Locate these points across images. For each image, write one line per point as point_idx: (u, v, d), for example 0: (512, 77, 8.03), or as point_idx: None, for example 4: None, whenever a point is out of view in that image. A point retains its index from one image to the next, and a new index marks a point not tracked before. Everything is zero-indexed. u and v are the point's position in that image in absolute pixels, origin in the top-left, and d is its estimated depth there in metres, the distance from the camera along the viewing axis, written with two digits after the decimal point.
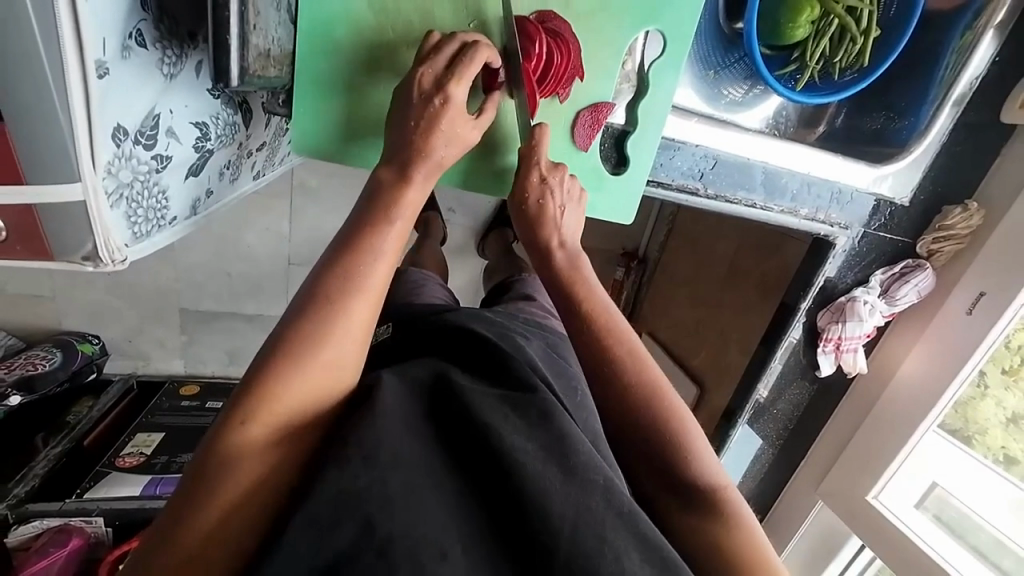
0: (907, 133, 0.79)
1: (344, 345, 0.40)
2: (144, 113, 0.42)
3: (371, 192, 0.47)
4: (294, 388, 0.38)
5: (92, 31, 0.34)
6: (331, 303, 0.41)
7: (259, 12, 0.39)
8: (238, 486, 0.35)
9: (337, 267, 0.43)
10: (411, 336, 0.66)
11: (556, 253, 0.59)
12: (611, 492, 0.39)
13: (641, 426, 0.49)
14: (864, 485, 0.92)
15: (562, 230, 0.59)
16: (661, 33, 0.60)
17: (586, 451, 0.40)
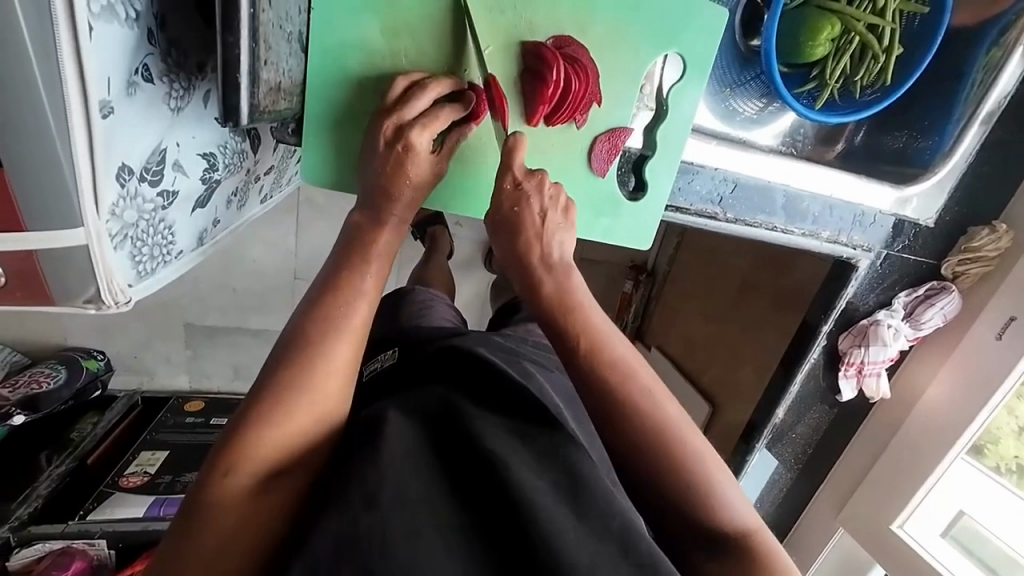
0: (931, 154, 0.77)
1: (328, 381, 0.46)
2: (150, 148, 0.40)
3: (348, 236, 0.51)
4: (286, 424, 0.43)
5: (97, 71, 0.32)
6: (315, 346, 0.46)
7: (270, 46, 0.38)
8: (234, 512, 0.41)
9: (316, 312, 0.47)
10: (414, 363, 0.64)
11: (539, 272, 0.53)
12: (629, 532, 0.40)
13: (655, 466, 0.47)
14: (890, 512, 0.89)
15: (542, 238, 0.53)
16: (681, 57, 0.59)
17: (597, 488, 0.42)
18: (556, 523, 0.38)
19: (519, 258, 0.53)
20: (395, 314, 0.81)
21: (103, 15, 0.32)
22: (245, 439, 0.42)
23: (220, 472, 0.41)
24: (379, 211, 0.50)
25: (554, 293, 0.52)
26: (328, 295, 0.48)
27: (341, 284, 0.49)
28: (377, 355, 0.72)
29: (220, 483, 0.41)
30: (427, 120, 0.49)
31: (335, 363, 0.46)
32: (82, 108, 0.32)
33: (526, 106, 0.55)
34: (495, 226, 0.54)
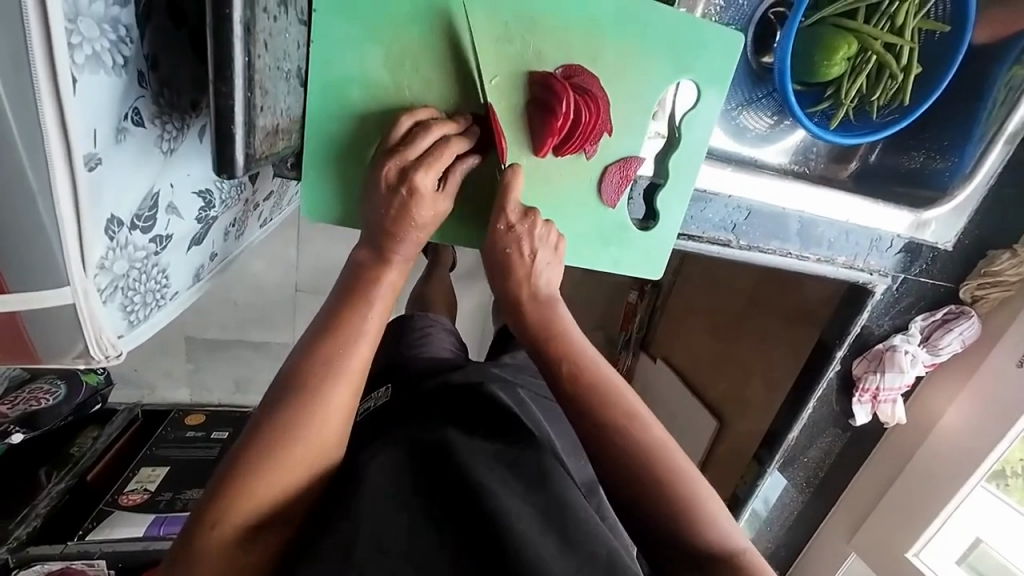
0: (950, 175, 0.75)
1: (325, 425, 0.44)
2: (141, 195, 0.38)
3: (351, 272, 0.49)
4: (282, 468, 0.42)
5: (83, 125, 0.31)
6: (313, 387, 0.44)
7: (266, 91, 0.36)
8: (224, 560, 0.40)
9: (317, 351, 0.46)
10: (413, 396, 0.62)
11: (528, 302, 0.51)
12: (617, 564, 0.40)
13: (655, 514, 0.44)
14: (907, 539, 0.87)
15: (531, 278, 0.51)
16: (696, 83, 0.57)
17: (593, 532, 0.42)
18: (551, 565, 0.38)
19: (507, 295, 0.52)
20: (397, 341, 0.80)
21: (88, 65, 0.31)
22: (239, 484, 0.41)
23: (211, 518, 0.40)
24: (381, 247, 0.49)
25: (540, 326, 0.50)
26: (327, 334, 0.47)
27: (341, 322, 0.47)
28: (375, 389, 0.70)
29: (212, 528, 0.40)
30: (430, 163, 0.48)
31: (333, 406, 0.45)
32: (66, 165, 0.30)
33: (534, 138, 0.53)
34: (487, 266, 0.52)
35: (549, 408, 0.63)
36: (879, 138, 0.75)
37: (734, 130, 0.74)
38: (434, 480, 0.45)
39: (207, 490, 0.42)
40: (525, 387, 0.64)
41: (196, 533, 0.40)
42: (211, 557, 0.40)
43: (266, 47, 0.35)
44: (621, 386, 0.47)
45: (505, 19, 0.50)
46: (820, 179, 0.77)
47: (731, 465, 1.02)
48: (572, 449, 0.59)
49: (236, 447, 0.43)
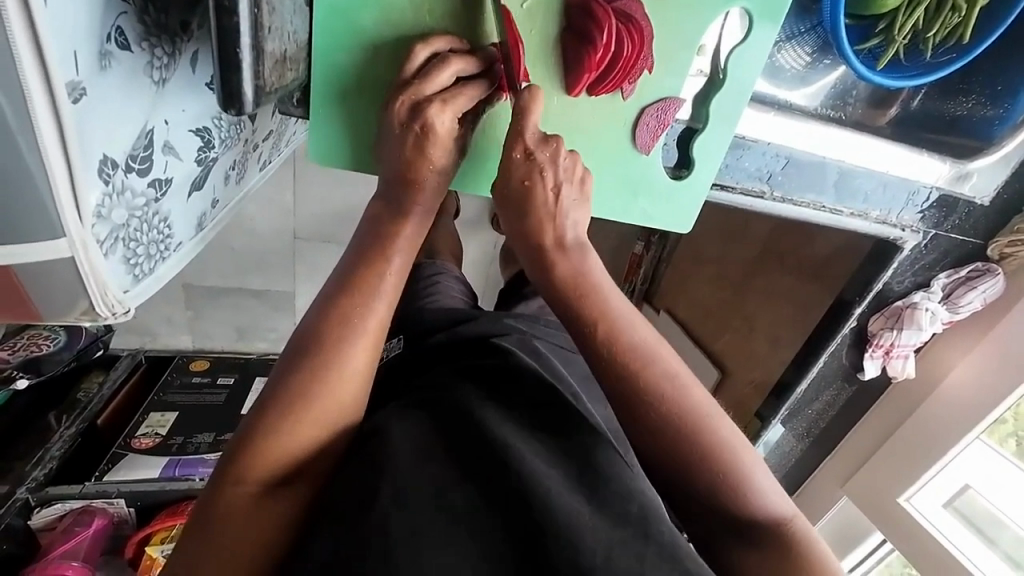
0: (998, 125, 0.70)
1: (342, 389, 0.42)
2: (134, 132, 0.34)
3: (368, 228, 0.46)
4: (301, 429, 0.41)
5: (59, 46, 0.26)
6: (331, 348, 0.42)
7: (273, 7, 0.31)
8: (244, 523, 0.39)
9: (335, 309, 0.43)
10: (430, 350, 0.60)
11: (556, 256, 0.47)
12: (648, 520, 0.39)
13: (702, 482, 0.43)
14: (898, 487, 0.91)
15: (556, 219, 0.47)
16: (746, 13, 0.51)
17: (621, 481, 0.40)
18: (571, 515, 0.37)
19: (532, 248, 0.47)
20: (410, 293, 0.77)
21: None
22: (259, 445, 0.40)
23: (233, 477, 0.39)
24: (395, 192, 0.46)
25: (570, 278, 0.47)
26: (342, 294, 0.44)
27: (359, 281, 0.44)
28: (385, 340, 0.69)
29: (231, 486, 0.39)
30: (441, 102, 0.43)
31: (349, 367, 0.43)
32: (47, 95, 0.26)
33: (564, 74, 0.48)
34: (501, 200, 0.47)
35: (571, 358, 0.61)
36: (927, 82, 0.69)
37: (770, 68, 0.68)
38: (455, 437, 0.43)
39: (223, 454, 0.41)
40: (544, 336, 0.62)
41: (217, 489, 0.39)
42: (233, 513, 0.39)
43: None
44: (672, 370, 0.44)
45: None
46: (860, 126, 0.72)
47: (734, 416, 1.03)
48: (600, 398, 0.57)
49: (251, 410, 0.41)
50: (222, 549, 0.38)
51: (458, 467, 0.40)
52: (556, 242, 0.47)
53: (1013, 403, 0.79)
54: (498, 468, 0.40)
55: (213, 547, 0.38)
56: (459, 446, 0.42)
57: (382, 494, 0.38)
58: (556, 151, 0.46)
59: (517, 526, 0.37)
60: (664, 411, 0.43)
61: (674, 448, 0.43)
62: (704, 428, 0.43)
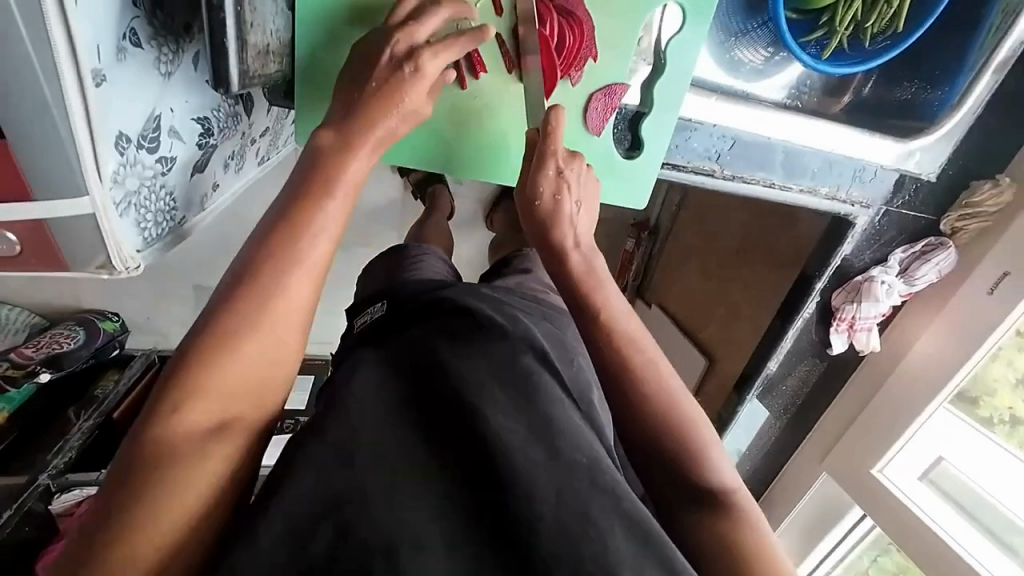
0: (939, 106, 0.75)
1: (277, 324, 0.40)
2: (145, 115, 0.40)
3: (311, 158, 0.43)
4: (231, 367, 0.38)
5: (86, 40, 0.33)
6: (262, 281, 0.39)
7: (255, 8, 0.38)
8: (165, 470, 0.35)
9: (267, 241, 0.40)
10: (401, 320, 0.63)
11: (569, 252, 0.55)
12: (595, 469, 0.43)
13: (674, 467, 0.49)
14: (872, 459, 0.94)
15: (573, 225, 0.55)
16: (681, 8, 0.57)
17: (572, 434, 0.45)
18: (531, 473, 0.41)
19: (550, 242, 0.55)
20: (395, 269, 0.81)
21: None
22: (193, 373, 0.37)
23: (160, 420, 0.37)
24: (350, 132, 0.44)
25: (568, 269, 0.54)
26: (275, 227, 0.41)
27: (297, 209, 0.41)
28: (369, 305, 0.74)
29: (165, 415, 0.36)
30: (411, 29, 0.46)
31: (284, 302, 0.40)
32: (75, 80, 0.32)
33: (518, 65, 0.55)
34: (529, 210, 0.54)
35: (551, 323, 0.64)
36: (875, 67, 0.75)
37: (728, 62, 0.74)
38: (432, 398, 0.47)
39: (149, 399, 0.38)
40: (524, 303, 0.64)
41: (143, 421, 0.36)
42: (169, 445, 0.36)
43: None
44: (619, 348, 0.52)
45: None
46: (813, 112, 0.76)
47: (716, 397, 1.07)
48: (569, 352, 0.59)
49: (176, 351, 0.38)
50: (151, 486, 0.35)
51: (437, 425, 0.45)
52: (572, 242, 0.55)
53: (971, 372, 0.83)
54: (468, 426, 0.45)
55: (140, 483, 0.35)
56: (434, 406, 0.47)
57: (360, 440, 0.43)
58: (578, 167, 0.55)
59: (484, 474, 0.42)
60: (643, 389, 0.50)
61: (650, 434, 0.50)
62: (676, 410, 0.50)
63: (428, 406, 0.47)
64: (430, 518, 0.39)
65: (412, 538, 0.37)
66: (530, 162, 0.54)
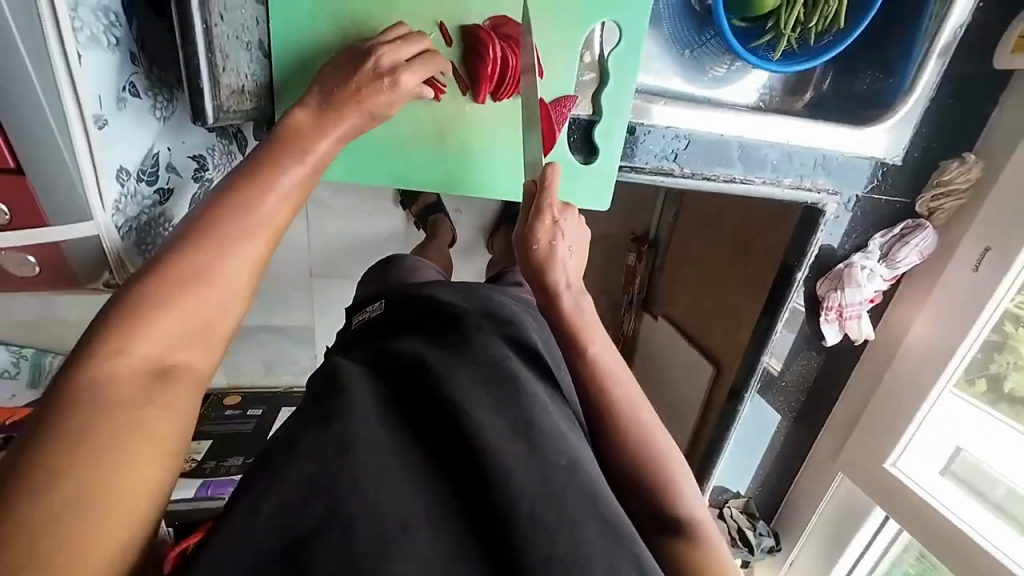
0: (894, 91, 0.76)
1: (231, 273, 0.39)
2: (143, 153, 0.48)
3: (274, 142, 0.46)
4: (182, 308, 0.37)
5: (89, 91, 0.40)
6: (219, 233, 0.40)
7: (226, 56, 0.48)
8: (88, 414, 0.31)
9: (224, 201, 0.41)
10: (388, 325, 0.61)
11: (562, 293, 0.58)
12: (574, 469, 0.42)
13: (647, 494, 0.50)
14: (884, 451, 0.90)
15: (567, 271, 0.59)
16: (616, 25, 0.62)
17: (552, 433, 0.44)
18: (511, 472, 0.40)
19: (544, 283, 0.58)
20: (380, 272, 0.77)
21: (89, 44, 0.40)
22: (142, 315, 0.35)
23: (88, 361, 0.33)
24: (327, 118, 0.49)
25: (557, 298, 0.58)
26: (231, 188, 0.42)
27: (252, 178, 0.43)
28: (369, 304, 0.69)
29: (106, 355, 0.34)
30: (398, 44, 0.53)
31: (240, 257, 0.40)
32: (80, 123, 0.40)
33: (471, 87, 0.61)
34: (525, 254, 0.58)
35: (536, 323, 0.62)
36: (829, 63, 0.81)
37: (691, 72, 0.81)
38: (415, 400, 0.46)
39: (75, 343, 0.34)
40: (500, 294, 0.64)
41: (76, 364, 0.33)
42: (108, 384, 0.33)
43: (222, 17, 0.46)
44: (603, 357, 0.56)
45: None
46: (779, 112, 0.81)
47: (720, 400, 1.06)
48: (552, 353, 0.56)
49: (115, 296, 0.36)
50: (86, 420, 0.31)
51: (417, 428, 0.44)
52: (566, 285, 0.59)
53: (969, 352, 0.81)
54: (449, 425, 0.43)
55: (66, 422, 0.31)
56: (417, 407, 0.45)
57: (355, 430, 0.41)
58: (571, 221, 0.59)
59: (460, 472, 0.41)
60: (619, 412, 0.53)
61: (627, 457, 0.51)
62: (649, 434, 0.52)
63: (411, 407, 0.45)
64: (413, 501, 0.38)
65: (384, 529, 0.36)
66: (527, 212, 0.58)
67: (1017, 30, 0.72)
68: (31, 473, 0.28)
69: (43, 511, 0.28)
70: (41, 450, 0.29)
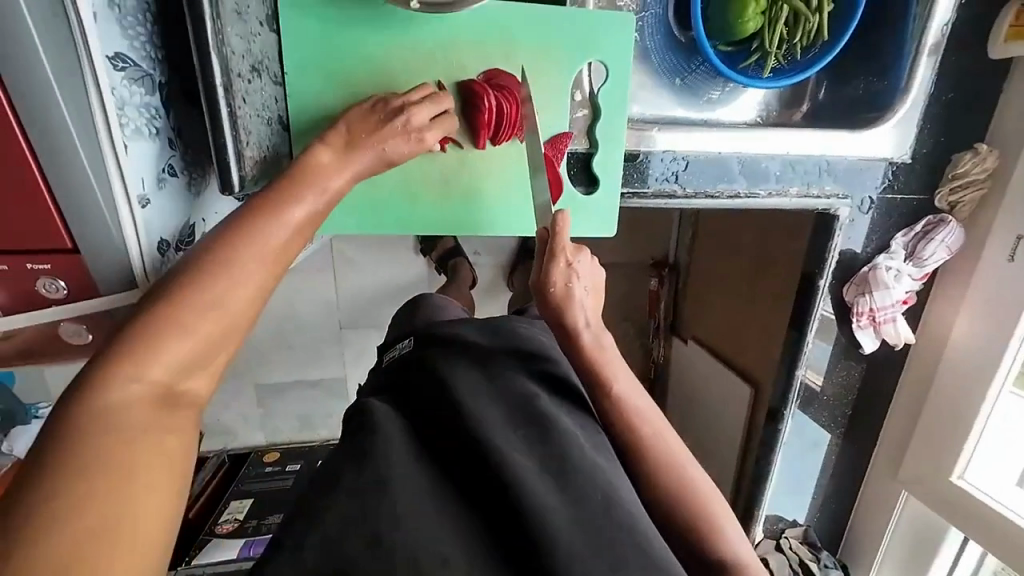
0: (890, 92, 0.77)
1: (230, 297, 0.42)
2: (181, 225, 0.53)
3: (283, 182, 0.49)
4: (184, 337, 0.40)
5: (133, 176, 0.45)
6: (220, 264, 0.43)
7: (250, 131, 0.55)
8: (99, 451, 0.34)
9: (227, 236, 0.44)
10: (410, 356, 0.59)
11: (581, 332, 0.56)
12: (612, 503, 0.43)
13: (687, 535, 0.51)
14: (948, 463, 0.84)
15: (584, 313, 0.56)
16: (603, 64, 0.66)
17: (586, 467, 0.45)
18: (551, 516, 0.41)
19: (562, 323, 0.56)
20: (410, 312, 0.77)
21: (133, 135, 0.46)
22: (147, 347, 0.38)
23: (92, 393, 0.36)
24: (349, 156, 0.53)
25: (574, 341, 0.56)
26: (237, 219, 0.45)
27: (262, 207, 0.47)
28: (399, 342, 0.67)
29: (116, 386, 0.36)
30: (422, 105, 0.56)
31: (240, 286, 0.43)
32: (126, 204, 0.45)
33: (472, 134, 0.65)
34: (541, 298, 0.56)
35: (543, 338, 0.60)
36: (822, 73, 0.83)
37: (685, 99, 0.84)
38: (449, 445, 0.46)
39: (85, 370, 0.37)
40: (523, 319, 0.62)
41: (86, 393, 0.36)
42: (116, 415, 0.36)
43: (245, 100, 0.54)
44: (631, 395, 0.55)
45: (429, 45, 0.61)
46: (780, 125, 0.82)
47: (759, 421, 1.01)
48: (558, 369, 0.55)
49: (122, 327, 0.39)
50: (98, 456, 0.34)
51: (455, 474, 0.44)
52: (587, 324, 0.56)
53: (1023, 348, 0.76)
54: (486, 469, 0.43)
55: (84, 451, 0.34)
56: (452, 453, 0.46)
57: (393, 478, 0.42)
58: (585, 262, 0.57)
59: (501, 515, 0.42)
60: (652, 456, 0.53)
61: (669, 501, 0.52)
62: (683, 474, 0.52)
63: (446, 454, 0.46)
64: (450, 538, 0.40)
65: (423, 562, 0.37)
66: (541, 258, 0.56)
67: (1008, 20, 0.72)
68: (50, 506, 0.31)
69: (62, 543, 0.30)
70: (50, 488, 0.32)
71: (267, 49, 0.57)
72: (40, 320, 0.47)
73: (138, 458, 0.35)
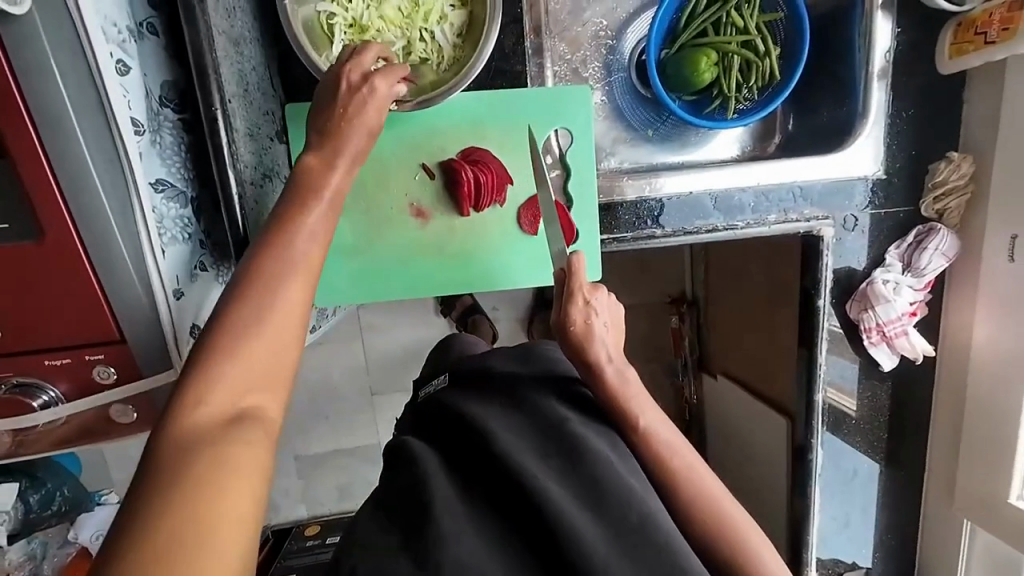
0: (851, 116, 0.81)
1: (268, 343, 0.43)
2: (211, 311, 0.63)
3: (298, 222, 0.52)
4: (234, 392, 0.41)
5: (168, 274, 0.55)
6: (254, 307, 0.44)
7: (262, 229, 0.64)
8: (175, 512, 0.35)
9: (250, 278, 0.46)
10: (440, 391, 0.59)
11: (605, 368, 0.58)
12: (648, 525, 0.44)
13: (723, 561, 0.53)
14: (1003, 482, 0.78)
15: (606, 347, 0.59)
16: (568, 131, 0.74)
17: (619, 491, 0.46)
18: (590, 544, 0.42)
19: (583, 360, 0.58)
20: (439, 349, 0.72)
21: (170, 242, 0.56)
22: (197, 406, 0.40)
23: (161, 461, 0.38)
24: None
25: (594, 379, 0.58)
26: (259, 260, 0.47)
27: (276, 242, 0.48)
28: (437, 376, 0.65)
29: (186, 452, 0.38)
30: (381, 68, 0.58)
31: (272, 333, 0.44)
32: (162, 298, 0.54)
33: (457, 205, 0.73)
34: (560, 337, 0.60)
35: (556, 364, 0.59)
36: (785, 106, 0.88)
37: (658, 148, 0.90)
38: (489, 477, 0.48)
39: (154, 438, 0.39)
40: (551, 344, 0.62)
41: (164, 463, 0.37)
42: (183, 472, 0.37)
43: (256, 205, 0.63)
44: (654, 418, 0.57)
45: (413, 136, 0.71)
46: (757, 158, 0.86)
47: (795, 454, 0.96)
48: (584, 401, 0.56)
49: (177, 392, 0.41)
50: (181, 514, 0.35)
51: (498, 507, 0.46)
52: (608, 361, 0.58)
53: None
54: (526, 500, 0.45)
55: (178, 498, 0.35)
56: (493, 487, 0.47)
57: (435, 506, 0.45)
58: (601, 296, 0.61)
59: (543, 543, 0.44)
60: (684, 482, 0.55)
61: (702, 529, 0.54)
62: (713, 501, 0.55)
63: (486, 489, 0.48)
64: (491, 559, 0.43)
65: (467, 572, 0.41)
66: (558, 300, 0.61)
67: (948, 40, 0.76)
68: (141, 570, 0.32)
69: None
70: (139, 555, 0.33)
71: (277, 160, 0.68)
72: (95, 404, 0.55)
73: (207, 508, 0.35)
